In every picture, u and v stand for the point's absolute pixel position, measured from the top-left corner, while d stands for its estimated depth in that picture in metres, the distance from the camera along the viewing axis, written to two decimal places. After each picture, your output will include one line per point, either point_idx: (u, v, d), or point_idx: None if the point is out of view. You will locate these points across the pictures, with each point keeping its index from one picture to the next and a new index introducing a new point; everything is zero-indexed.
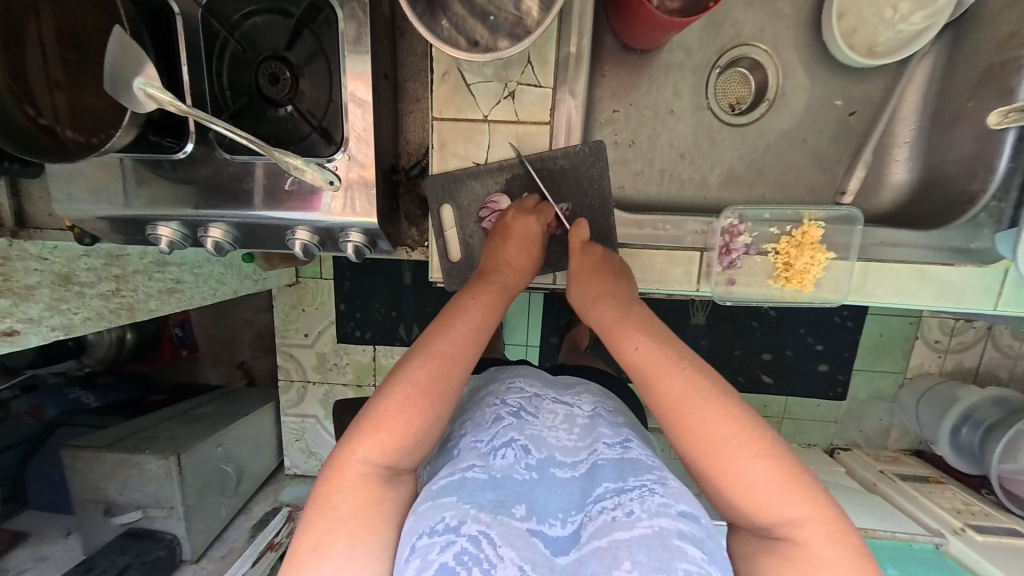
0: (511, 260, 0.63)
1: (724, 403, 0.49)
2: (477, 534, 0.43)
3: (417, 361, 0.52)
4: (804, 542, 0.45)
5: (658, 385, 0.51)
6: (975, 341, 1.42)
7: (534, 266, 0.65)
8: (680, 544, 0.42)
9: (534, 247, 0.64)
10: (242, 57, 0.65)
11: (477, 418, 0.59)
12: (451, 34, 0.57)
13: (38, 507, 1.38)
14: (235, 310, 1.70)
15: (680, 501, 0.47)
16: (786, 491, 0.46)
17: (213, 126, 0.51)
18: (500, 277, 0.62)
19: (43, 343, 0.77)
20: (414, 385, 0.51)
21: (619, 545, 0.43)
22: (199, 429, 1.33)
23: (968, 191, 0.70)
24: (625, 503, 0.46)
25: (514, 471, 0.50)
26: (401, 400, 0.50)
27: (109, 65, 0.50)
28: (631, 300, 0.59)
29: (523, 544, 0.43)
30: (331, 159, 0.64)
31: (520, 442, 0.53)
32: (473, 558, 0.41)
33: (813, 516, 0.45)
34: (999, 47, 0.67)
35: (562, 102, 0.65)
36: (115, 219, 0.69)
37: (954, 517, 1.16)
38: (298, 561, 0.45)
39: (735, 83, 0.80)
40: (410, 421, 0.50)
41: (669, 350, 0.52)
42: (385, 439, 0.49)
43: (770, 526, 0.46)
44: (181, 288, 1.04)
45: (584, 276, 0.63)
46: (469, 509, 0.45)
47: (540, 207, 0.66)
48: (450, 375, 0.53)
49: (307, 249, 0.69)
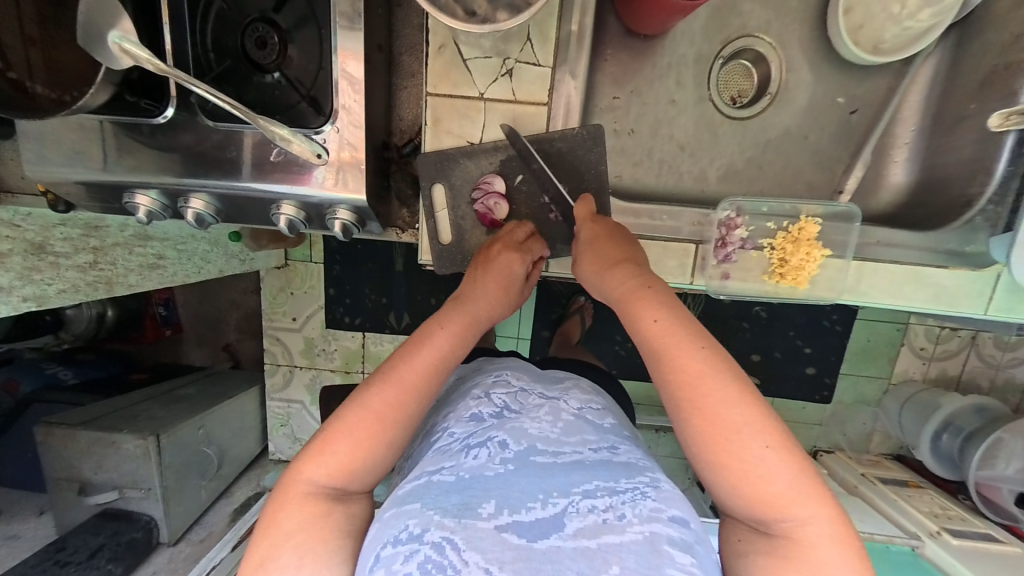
0: (486, 291, 0.60)
1: (733, 381, 0.48)
2: (441, 540, 0.41)
3: (375, 385, 0.51)
4: (805, 540, 0.44)
5: (676, 359, 0.49)
6: (959, 349, 1.43)
7: (510, 303, 0.63)
8: (668, 550, 0.42)
9: (509, 282, 0.62)
10: (228, 17, 0.62)
11: (458, 412, 0.59)
12: (449, 2, 0.55)
13: (11, 484, 1.35)
14: (221, 290, 1.67)
15: (672, 506, 0.46)
16: (793, 484, 0.44)
17: (194, 88, 0.48)
18: (469, 311, 0.58)
19: (14, 313, 0.74)
20: (370, 409, 0.50)
21: (608, 549, 0.41)
22: (180, 410, 1.30)
23: (966, 194, 0.69)
24: (618, 506, 0.45)
25: (486, 469, 0.49)
26: (355, 424, 0.49)
27: (83, 15, 0.47)
28: (647, 269, 0.57)
29: (491, 544, 0.41)
30: (319, 131, 0.61)
31: (496, 440, 0.52)
32: (437, 565, 0.39)
33: (818, 516, 0.44)
34: (1003, 49, 0.66)
35: (562, 82, 0.63)
36: (91, 184, 0.65)
37: (932, 521, 1.17)
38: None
39: (737, 75, 0.78)
40: (361, 445, 0.49)
41: (689, 327, 0.51)
42: (334, 460, 0.48)
43: (772, 522, 0.45)
44: (163, 264, 1.01)
45: (599, 244, 0.60)
46: (432, 516, 0.43)
47: (527, 245, 0.65)
48: (409, 403, 0.51)
49: (292, 225, 0.66)
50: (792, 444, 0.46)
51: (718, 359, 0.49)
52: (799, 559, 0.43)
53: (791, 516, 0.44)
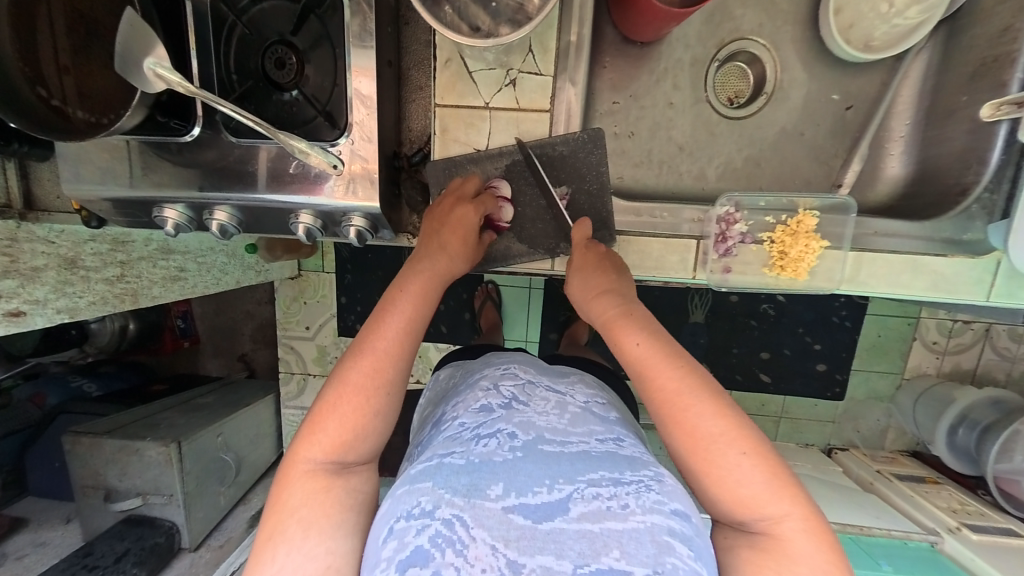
0: (446, 242, 0.63)
1: (704, 391, 0.50)
2: (451, 517, 0.43)
3: (352, 359, 0.53)
4: (780, 537, 0.45)
5: (652, 377, 0.51)
6: (972, 343, 1.43)
7: (468, 255, 0.65)
8: (669, 540, 0.43)
9: (467, 235, 0.64)
10: (248, 40, 0.66)
11: (467, 402, 0.61)
12: (454, 19, 0.59)
13: (39, 493, 1.39)
14: (237, 301, 1.71)
15: (674, 499, 0.48)
16: (763, 482, 0.46)
17: (220, 107, 0.52)
18: (428, 264, 0.61)
19: (49, 325, 0.78)
20: (347, 383, 0.52)
21: (609, 534, 0.43)
22: (200, 418, 1.34)
23: (961, 183, 0.70)
24: (621, 496, 0.46)
25: (494, 455, 0.50)
26: (338, 395, 0.51)
27: (119, 46, 0.52)
28: (630, 299, 0.60)
29: (496, 523, 0.43)
30: (335, 144, 0.65)
31: (504, 430, 0.53)
32: (446, 540, 0.42)
33: (790, 512, 0.45)
34: (992, 42, 0.68)
35: (562, 90, 0.67)
36: (119, 200, 0.70)
37: (950, 517, 1.15)
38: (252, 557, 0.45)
39: (733, 77, 0.81)
40: (347, 414, 0.50)
41: (666, 346, 0.53)
42: (324, 437, 0.50)
43: (747, 521, 0.47)
44: (184, 276, 1.06)
45: (585, 269, 0.64)
46: (443, 494, 0.45)
47: (479, 196, 0.67)
48: (388, 369, 0.53)
49: (309, 232, 0.70)
50: (765, 448, 0.48)
51: (693, 374, 0.51)
52: (775, 556, 0.44)
53: (765, 513, 0.46)
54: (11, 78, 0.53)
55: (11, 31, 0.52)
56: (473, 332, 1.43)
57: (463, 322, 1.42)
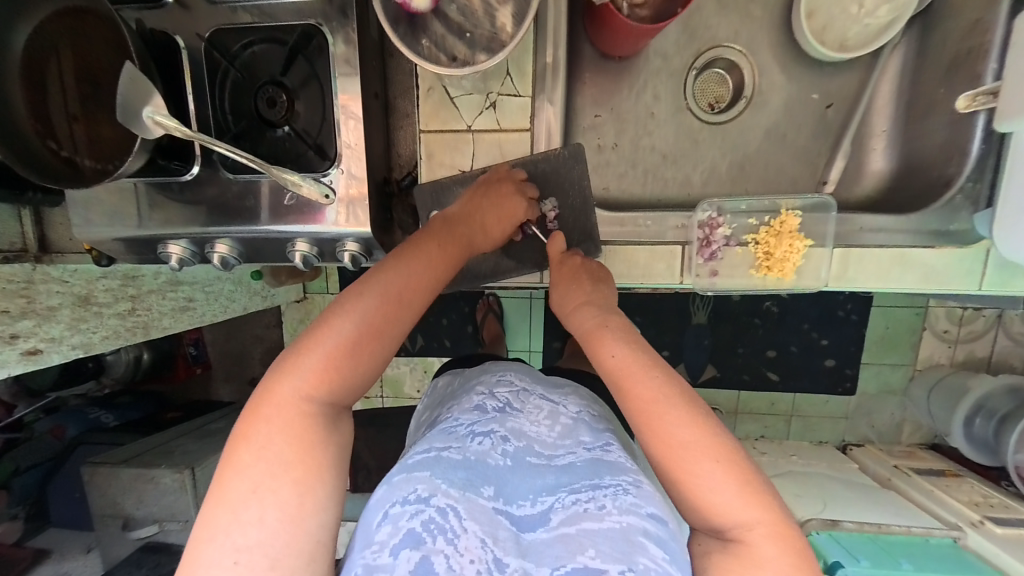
0: (488, 222, 0.64)
1: (680, 398, 0.50)
2: (446, 507, 0.44)
3: (372, 300, 0.53)
4: (753, 545, 0.45)
5: (630, 389, 0.52)
6: (985, 330, 1.40)
7: (496, 237, 0.65)
8: (643, 541, 0.44)
9: (508, 227, 0.66)
10: (242, 83, 0.69)
11: (463, 404, 0.62)
12: (432, 52, 0.62)
13: (60, 524, 1.43)
14: (246, 326, 1.75)
15: (650, 503, 0.48)
16: (733, 489, 0.47)
17: (215, 148, 0.55)
18: (464, 231, 0.62)
19: (65, 360, 0.82)
20: (365, 324, 0.52)
21: (585, 534, 0.45)
22: (212, 443, 1.36)
23: (944, 175, 0.71)
24: (598, 498, 0.48)
25: (489, 457, 0.52)
26: (351, 335, 0.51)
27: (121, 98, 0.56)
28: (610, 308, 0.61)
29: (486, 520, 0.45)
30: (327, 175, 0.68)
31: (498, 433, 0.55)
32: (439, 528, 0.43)
33: (760, 520, 0.46)
34: (965, 35, 0.69)
35: (541, 109, 0.69)
36: (129, 240, 0.73)
37: (972, 511, 1.13)
38: (228, 500, 0.43)
39: (712, 83, 0.83)
40: (356, 357, 0.52)
41: (642, 356, 0.54)
42: (327, 376, 0.50)
43: (720, 528, 0.47)
44: (192, 306, 1.09)
45: (562, 284, 0.65)
46: (440, 484, 0.46)
47: (523, 185, 0.68)
48: (401, 320, 0.54)
49: (306, 260, 0.72)
50: (737, 456, 0.49)
51: (671, 383, 0.51)
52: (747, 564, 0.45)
53: (735, 521, 0.46)
54: (23, 133, 0.57)
55: (25, 90, 0.57)
56: (477, 345, 1.44)
57: (465, 336, 1.44)
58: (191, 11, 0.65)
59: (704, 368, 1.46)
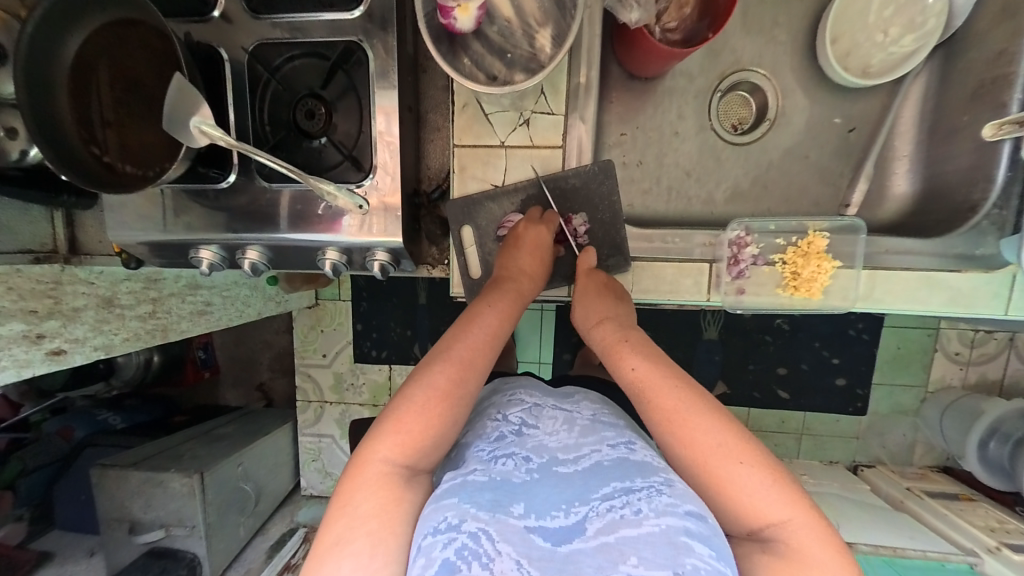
0: (524, 267, 0.68)
1: (712, 414, 0.53)
2: (477, 531, 0.44)
3: (438, 366, 0.56)
4: (798, 545, 0.47)
5: (655, 399, 0.55)
6: (997, 353, 1.39)
7: (545, 273, 0.70)
8: (686, 541, 0.43)
9: (545, 255, 0.69)
10: (281, 94, 0.71)
11: (479, 429, 0.62)
12: (472, 69, 0.63)
13: (64, 527, 1.41)
14: (256, 331, 1.76)
15: (686, 501, 0.47)
16: (770, 495, 0.48)
17: (256, 157, 0.56)
18: (513, 285, 0.66)
19: (86, 361, 0.82)
20: (435, 388, 0.54)
21: (625, 542, 0.44)
22: (220, 448, 1.35)
23: (970, 200, 0.72)
24: (633, 502, 0.47)
25: (513, 475, 0.52)
26: (423, 400, 0.53)
27: (168, 108, 0.58)
28: (627, 323, 0.65)
29: (520, 540, 0.45)
30: (360, 185, 0.69)
31: (520, 452, 0.55)
32: (473, 553, 0.43)
33: (801, 521, 0.47)
34: (990, 64, 0.70)
35: (573, 127, 0.70)
36: (158, 244, 0.74)
37: (989, 537, 1.09)
38: (320, 564, 0.46)
39: (736, 105, 0.84)
40: (430, 422, 0.53)
41: (662, 366, 0.57)
42: (404, 439, 0.52)
43: (763, 533, 0.48)
44: (210, 310, 1.10)
45: (584, 297, 0.69)
46: (469, 509, 0.47)
47: (547, 216, 0.71)
48: (467, 382, 0.56)
49: (335, 268, 0.73)
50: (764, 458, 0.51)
51: (697, 399, 0.54)
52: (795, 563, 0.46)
53: (780, 524, 0.48)
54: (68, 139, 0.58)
55: (71, 98, 0.58)
56: None
57: None
58: (234, 23, 0.67)
59: (714, 384, 1.45)
